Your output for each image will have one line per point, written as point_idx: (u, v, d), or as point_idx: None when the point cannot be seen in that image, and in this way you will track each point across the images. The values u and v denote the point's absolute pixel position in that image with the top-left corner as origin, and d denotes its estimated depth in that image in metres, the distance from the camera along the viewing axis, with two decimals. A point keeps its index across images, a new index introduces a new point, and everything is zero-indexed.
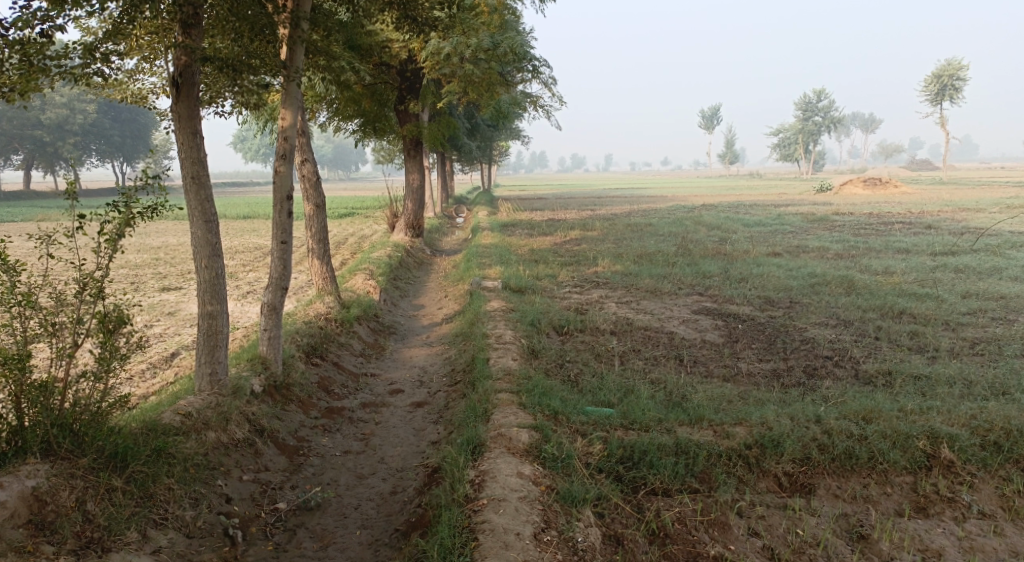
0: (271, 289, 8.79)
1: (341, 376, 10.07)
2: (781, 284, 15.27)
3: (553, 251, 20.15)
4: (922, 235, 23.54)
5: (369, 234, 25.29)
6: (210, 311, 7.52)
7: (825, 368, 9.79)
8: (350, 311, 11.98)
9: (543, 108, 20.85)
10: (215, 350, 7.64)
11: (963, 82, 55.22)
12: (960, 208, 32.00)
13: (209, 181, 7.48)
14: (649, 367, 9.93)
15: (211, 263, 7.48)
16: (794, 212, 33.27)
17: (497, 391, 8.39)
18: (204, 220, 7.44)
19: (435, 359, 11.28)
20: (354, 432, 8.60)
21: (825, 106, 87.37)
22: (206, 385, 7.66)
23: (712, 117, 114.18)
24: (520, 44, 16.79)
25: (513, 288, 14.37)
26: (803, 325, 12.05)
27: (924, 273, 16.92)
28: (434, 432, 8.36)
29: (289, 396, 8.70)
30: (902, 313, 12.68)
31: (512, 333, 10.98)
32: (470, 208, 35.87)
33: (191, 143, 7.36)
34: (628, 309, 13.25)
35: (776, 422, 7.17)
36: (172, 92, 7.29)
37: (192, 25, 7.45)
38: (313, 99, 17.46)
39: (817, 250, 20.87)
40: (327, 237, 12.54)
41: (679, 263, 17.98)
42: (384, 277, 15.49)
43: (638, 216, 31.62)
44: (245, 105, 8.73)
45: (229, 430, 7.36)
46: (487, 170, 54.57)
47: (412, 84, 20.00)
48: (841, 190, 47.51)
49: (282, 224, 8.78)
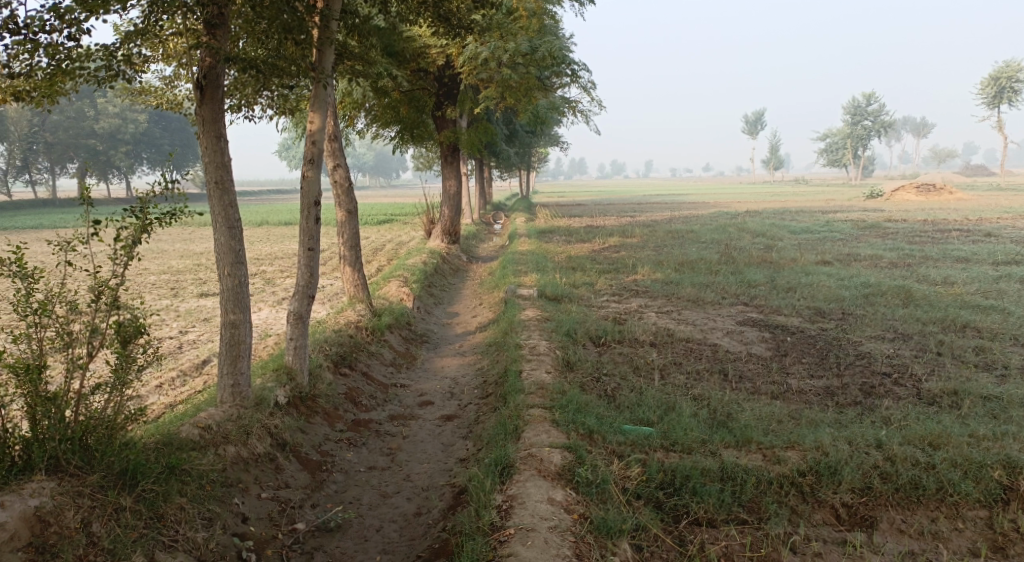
0: (297, 297, 8.38)
1: (369, 386, 9.66)
2: (832, 294, 14.61)
3: (592, 258, 19.64)
4: (980, 243, 22.60)
5: (407, 240, 25.02)
6: (232, 320, 7.12)
7: (882, 386, 9.32)
8: (381, 319, 11.61)
9: (582, 113, 20.43)
10: (237, 361, 7.22)
11: (1021, 85, 53.49)
12: (1020, 215, 30.83)
13: (233, 185, 7.07)
14: (693, 382, 9.40)
15: (234, 271, 7.07)
16: (844, 219, 32.35)
17: (530, 407, 7.92)
18: (227, 226, 7.02)
19: (467, 369, 10.87)
20: (381, 446, 8.17)
21: (876, 110, 85.40)
22: (228, 397, 7.24)
23: (758, 123, 112.58)
24: (560, 48, 16.19)
25: (550, 297, 13.91)
26: (857, 339, 11.48)
27: (986, 283, 16.12)
28: (463, 448, 7.91)
29: (314, 408, 8.28)
30: (964, 327, 12.12)
31: (547, 343, 10.51)
32: (509, 214, 35.51)
33: (215, 147, 6.94)
34: (670, 319, 12.71)
35: (832, 448, 6.66)
36: (196, 94, 6.88)
37: (217, 25, 6.98)
38: (350, 105, 17.15)
39: (869, 258, 20.10)
40: (359, 243, 12.15)
41: (723, 271, 17.35)
42: (419, 284, 15.16)
43: (682, 223, 30.98)
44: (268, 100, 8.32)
45: (249, 444, 6.98)
46: (529, 177, 54.16)
47: (450, 90, 19.54)
48: (892, 196, 46.25)
49: (308, 230, 8.37)
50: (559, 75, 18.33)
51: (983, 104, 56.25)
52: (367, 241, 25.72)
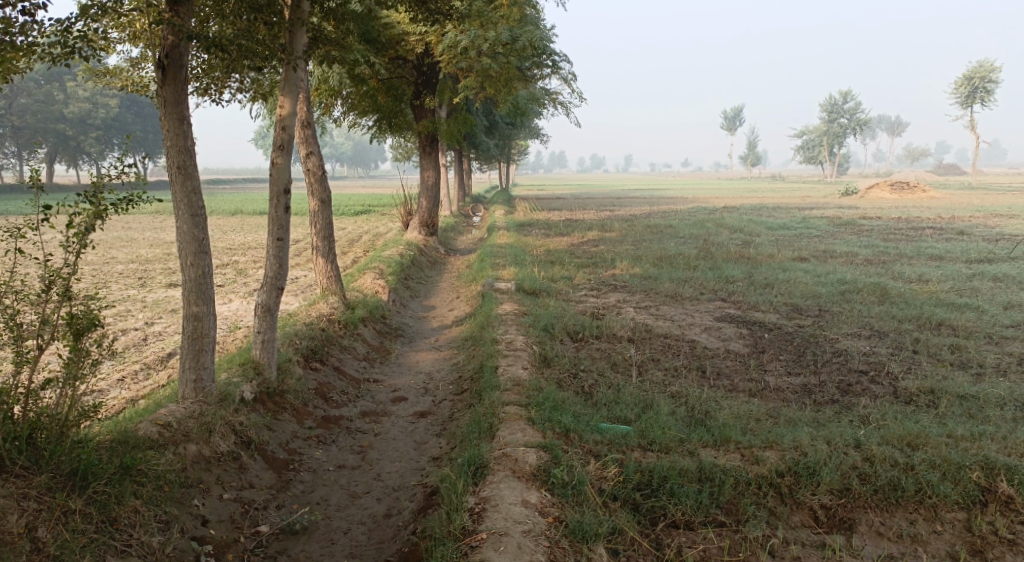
0: (266, 289, 8.15)
1: (341, 382, 9.44)
2: (809, 291, 14.56)
3: (570, 252, 19.50)
4: (955, 241, 22.71)
5: (384, 231, 24.76)
6: (196, 312, 6.88)
7: (860, 385, 9.27)
8: (354, 312, 11.39)
9: (562, 105, 20.25)
10: (200, 355, 6.98)
11: (994, 85, 53.98)
12: (992, 214, 31.12)
13: (197, 171, 6.83)
14: (671, 379, 9.28)
15: (197, 261, 6.83)
16: (820, 215, 32.47)
17: (505, 404, 7.75)
18: (190, 214, 6.79)
19: (442, 364, 10.68)
20: (351, 444, 7.97)
21: (852, 108, 85.94)
22: (190, 393, 7.01)
23: (735, 119, 113.04)
24: (540, 38, 16.00)
25: (527, 290, 13.75)
26: (834, 336, 11.44)
27: (960, 281, 16.19)
28: (436, 446, 7.74)
29: (282, 404, 8.06)
30: (940, 325, 12.13)
31: (523, 338, 10.34)
32: (488, 207, 35.27)
33: (177, 130, 6.71)
34: (647, 315, 12.59)
35: (811, 447, 6.57)
36: (158, 74, 6.64)
37: (180, 1, 6.72)
38: (326, 92, 16.85)
39: (846, 255, 20.13)
40: (333, 234, 11.91)
41: (701, 266, 17.27)
42: (394, 276, 14.94)
43: (659, 217, 30.93)
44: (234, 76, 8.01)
45: (212, 443, 6.75)
46: (507, 169, 53.89)
47: (429, 79, 19.15)
48: (867, 193, 46.60)
49: (277, 219, 8.14)
50: (539, 67, 18.12)
51: (957, 104, 56.73)
52: (343, 232, 25.43)
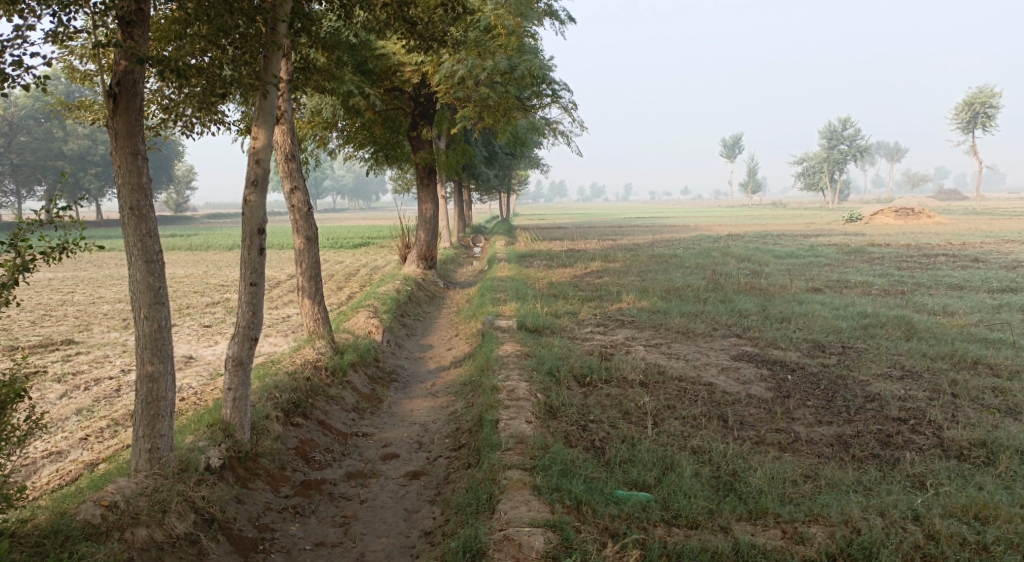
0: (237, 340, 7.23)
1: (326, 438, 8.49)
2: (829, 325, 13.64)
3: (574, 285, 18.64)
4: (970, 269, 21.81)
5: (382, 265, 23.92)
6: (150, 372, 5.99)
7: (900, 435, 8.38)
8: (343, 356, 10.48)
9: (563, 134, 19.48)
10: (156, 422, 6.05)
11: (995, 110, 53.41)
12: (1003, 239, 30.29)
13: (153, 212, 5.97)
14: (691, 431, 8.34)
15: (152, 313, 5.96)
16: (827, 242, 31.65)
17: (507, 468, 6.82)
18: (144, 260, 5.92)
19: (438, 413, 9.73)
20: (333, 514, 7.03)
21: (852, 135, 85.49)
22: (144, 464, 6.07)
23: (735, 146, 112.72)
24: (540, 66, 15.24)
25: (530, 328, 12.85)
26: (864, 377, 10.51)
27: (987, 313, 15.30)
28: (429, 516, 6.83)
29: (255, 470, 7.13)
30: (975, 363, 11.24)
31: (527, 385, 9.37)
32: (488, 238, 34.46)
33: (130, 165, 5.83)
34: (659, 354, 11.67)
35: (865, 523, 5.80)
36: (108, 103, 5.78)
37: (134, 21, 5.87)
38: (319, 125, 16.07)
39: (861, 285, 19.25)
40: (320, 273, 11.03)
41: (712, 299, 16.37)
42: (389, 314, 14.04)
43: (662, 246, 30.13)
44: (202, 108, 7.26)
45: (166, 524, 5.88)
46: (507, 199, 52.97)
47: (425, 109, 18.01)
48: (872, 220, 46.01)
49: (250, 261, 7.26)
50: (540, 96, 17.38)
51: (958, 130, 56.10)
52: (341, 265, 24.58)
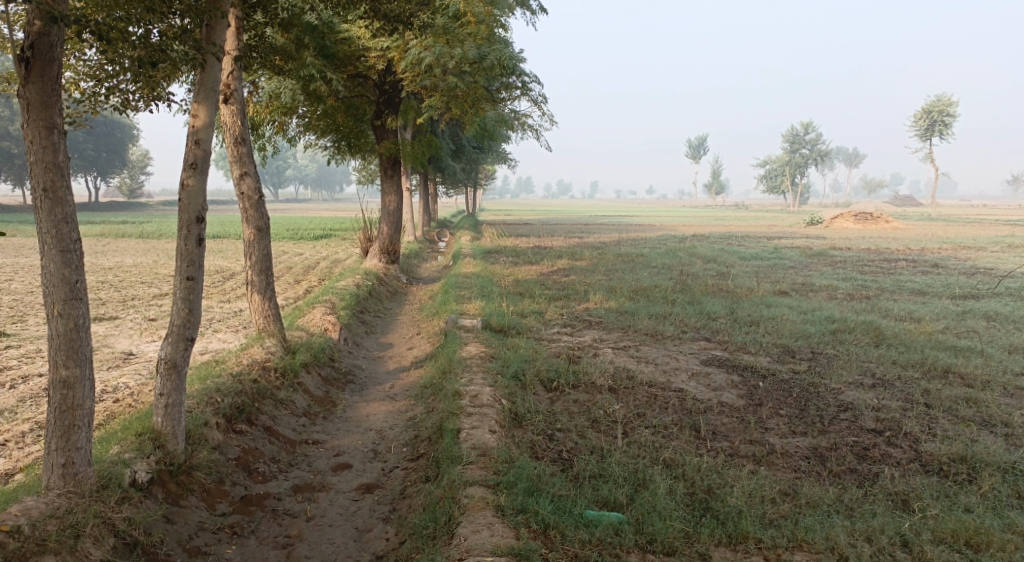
0: (171, 340, 6.68)
1: (272, 447, 7.91)
2: (798, 330, 13.30)
3: (539, 283, 18.18)
4: (932, 275, 21.75)
5: (343, 259, 23.21)
6: (63, 378, 5.63)
7: (877, 448, 8.02)
8: (296, 356, 9.88)
9: (530, 128, 18.97)
10: (70, 434, 5.73)
11: (953, 118, 54.01)
12: (960, 246, 30.45)
13: (71, 195, 5.55)
14: (662, 442, 7.90)
15: (68, 311, 5.58)
16: (790, 245, 31.55)
17: (467, 485, 6.37)
18: (59, 250, 5.51)
19: (395, 418, 9.18)
20: (276, 534, 6.57)
21: (814, 139, 86.18)
22: (57, 481, 5.77)
23: (699, 147, 113.11)
24: (510, 57, 14.72)
25: (494, 328, 12.33)
26: (837, 385, 10.16)
27: (953, 320, 15.11)
28: (380, 538, 6.43)
29: (188, 485, 6.65)
30: (947, 372, 10.96)
31: (491, 390, 8.83)
32: (452, 233, 33.84)
33: (44, 141, 5.38)
34: (627, 357, 11.23)
35: (852, 550, 5.74)
36: (20, 70, 5.31)
37: None
38: (278, 110, 15.37)
39: (827, 289, 19.05)
40: (271, 266, 10.42)
41: (680, 300, 15.98)
42: (348, 311, 13.41)
43: (627, 246, 29.79)
44: (143, 78, 6.73)
45: (79, 551, 5.56)
46: (473, 194, 52.33)
47: (391, 98, 17.45)
48: (831, 223, 46.29)
49: (187, 253, 6.68)
50: (509, 88, 16.86)
51: (918, 136, 56.65)
52: (300, 257, 23.78)
